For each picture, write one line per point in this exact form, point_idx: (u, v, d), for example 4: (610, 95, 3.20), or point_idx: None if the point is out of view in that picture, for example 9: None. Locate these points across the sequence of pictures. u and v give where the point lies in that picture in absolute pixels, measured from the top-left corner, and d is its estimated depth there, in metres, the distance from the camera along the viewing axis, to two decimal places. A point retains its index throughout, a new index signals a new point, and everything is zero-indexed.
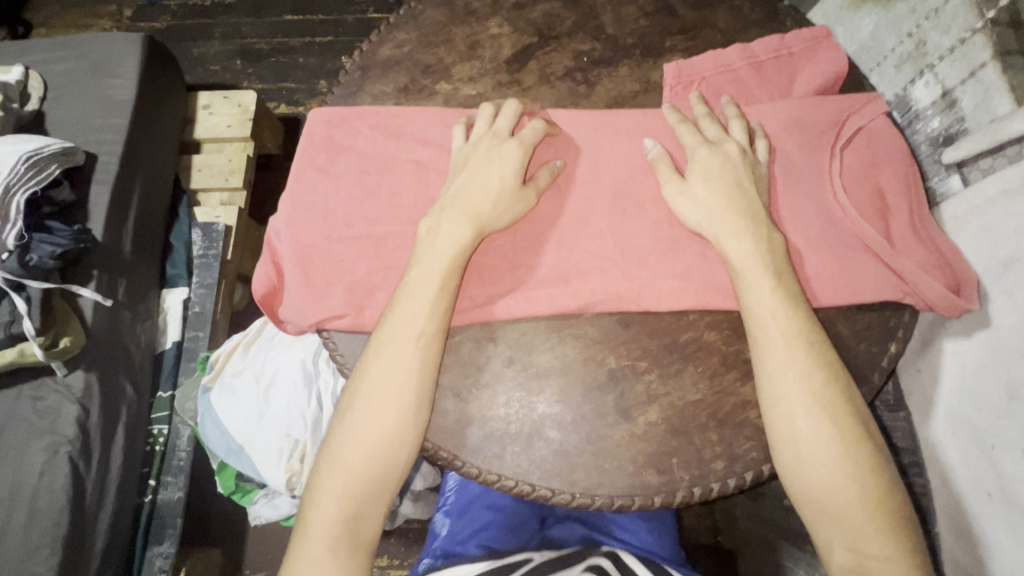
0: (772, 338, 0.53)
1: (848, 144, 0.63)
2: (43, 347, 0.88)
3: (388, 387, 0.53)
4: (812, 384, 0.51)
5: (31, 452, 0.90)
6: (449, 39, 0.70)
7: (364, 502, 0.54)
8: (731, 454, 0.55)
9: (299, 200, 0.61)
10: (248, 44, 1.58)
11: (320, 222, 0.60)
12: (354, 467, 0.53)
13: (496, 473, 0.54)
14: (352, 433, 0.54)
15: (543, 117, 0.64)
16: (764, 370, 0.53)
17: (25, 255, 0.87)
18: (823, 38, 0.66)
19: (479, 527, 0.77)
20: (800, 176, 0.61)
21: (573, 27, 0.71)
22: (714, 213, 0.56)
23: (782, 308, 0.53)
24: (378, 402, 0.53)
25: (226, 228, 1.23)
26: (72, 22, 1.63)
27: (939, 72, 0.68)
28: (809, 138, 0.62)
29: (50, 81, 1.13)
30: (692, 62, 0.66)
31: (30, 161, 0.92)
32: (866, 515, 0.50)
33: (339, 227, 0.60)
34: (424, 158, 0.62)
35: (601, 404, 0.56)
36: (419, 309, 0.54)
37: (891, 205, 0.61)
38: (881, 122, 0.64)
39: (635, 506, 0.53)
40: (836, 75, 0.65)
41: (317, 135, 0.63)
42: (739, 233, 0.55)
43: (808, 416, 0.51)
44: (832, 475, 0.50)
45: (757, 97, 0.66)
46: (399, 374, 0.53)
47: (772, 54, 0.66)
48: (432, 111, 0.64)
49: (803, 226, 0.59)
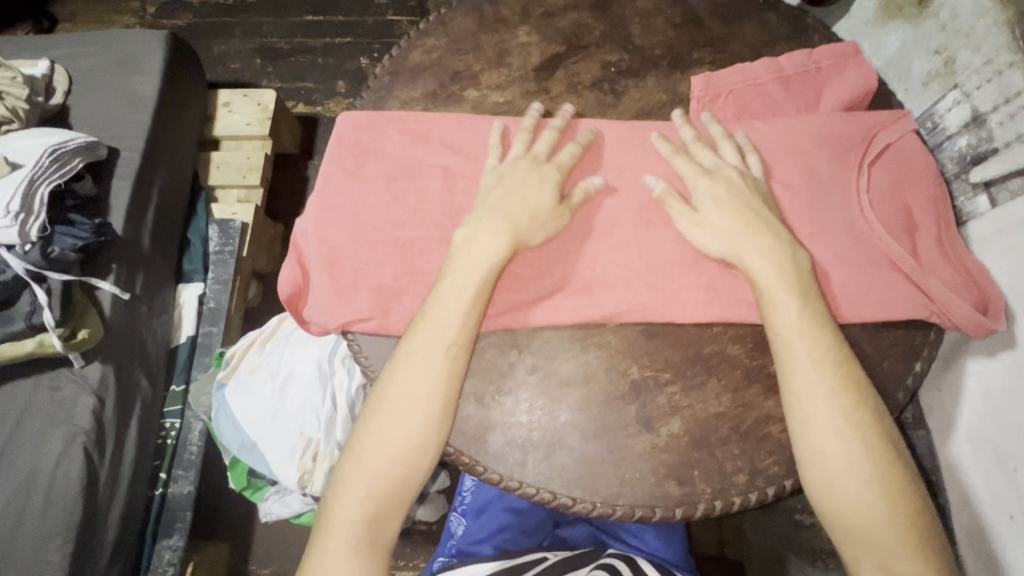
0: (796, 353, 0.53)
1: (876, 161, 0.63)
2: (62, 339, 0.90)
3: (417, 393, 0.53)
4: (840, 402, 0.51)
5: (48, 442, 0.91)
6: (478, 47, 0.70)
7: (386, 506, 0.54)
8: (752, 468, 0.55)
9: (326, 203, 0.61)
10: (269, 43, 1.59)
11: (347, 225, 0.60)
12: (376, 472, 0.54)
13: (517, 480, 0.54)
14: (375, 434, 0.54)
15: (570, 126, 0.64)
16: (793, 387, 0.52)
17: (47, 247, 0.89)
18: (852, 53, 0.66)
19: (493, 529, 0.77)
20: (827, 192, 0.61)
21: (600, 37, 0.71)
22: (743, 228, 0.56)
23: (809, 324, 0.53)
24: (403, 405, 0.53)
25: (243, 225, 1.24)
26: (96, 18, 1.65)
27: (969, 90, 0.68)
28: (837, 154, 0.62)
29: (76, 76, 1.15)
30: (720, 75, 0.66)
31: (54, 154, 0.93)
32: (896, 535, 0.49)
33: (366, 231, 0.60)
34: (450, 165, 0.63)
35: (623, 414, 0.56)
36: (451, 317, 0.54)
37: (919, 223, 0.61)
38: (909, 139, 0.64)
39: (655, 517, 0.53)
40: (864, 91, 0.65)
41: (345, 138, 0.64)
42: (766, 249, 0.55)
43: (837, 435, 0.51)
44: (864, 494, 0.50)
45: (784, 111, 0.66)
46: (426, 384, 0.53)
47: (800, 69, 0.66)
48: (460, 118, 0.64)
49: (831, 242, 0.59)
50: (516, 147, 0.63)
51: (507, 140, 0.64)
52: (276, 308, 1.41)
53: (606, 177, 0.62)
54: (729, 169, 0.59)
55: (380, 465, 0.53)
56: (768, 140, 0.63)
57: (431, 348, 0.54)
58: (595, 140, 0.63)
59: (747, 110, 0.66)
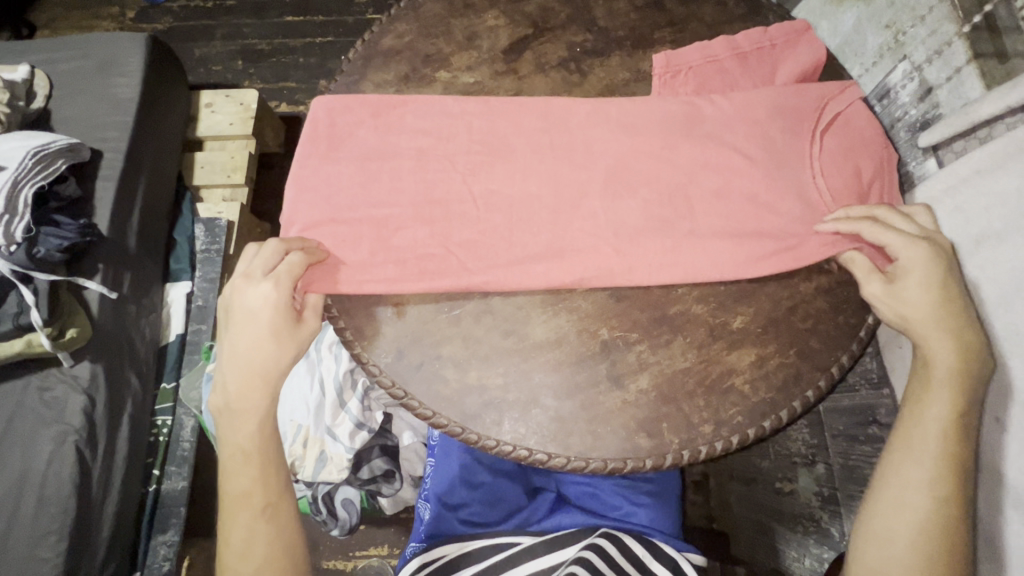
0: (940, 397, 0.56)
1: (828, 129, 0.66)
2: (50, 338, 0.91)
3: (247, 446, 0.60)
4: (938, 456, 0.55)
5: (39, 441, 0.92)
6: (448, 31, 0.73)
7: (273, 523, 0.60)
8: (718, 419, 0.58)
9: (304, 185, 0.64)
10: (250, 44, 1.61)
11: (324, 205, 0.63)
12: (248, 507, 0.60)
13: (494, 439, 0.57)
14: (231, 458, 0.60)
15: (539, 104, 0.67)
16: (916, 414, 0.57)
17: (33, 247, 0.90)
18: (803, 31, 0.69)
19: (462, 504, 0.80)
20: (782, 160, 0.64)
21: (566, 20, 0.74)
22: (927, 308, 0.57)
23: (956, 400, 0.55)
24: (240, 458, 0.60)
25: (228, 223, 1.26)
26: (75, 24, 1.66)
27: (916, 61, 0.72)
28: (791, 123, 0.66)
29: (56, 80, 1.16)
30: (680, 52, 0.69)
31: (37, 156, 0.94)
32: (923, 548, 0.55)
33: (342, 209, 0.62)
34: (424, 145, 0.65)
35: (594, 372, 0.59)
36: (239, 427, 0.59)
37: (869, 186, 0.64)
38: (859, 107, 0.67)
39: (627, 469, 0.56)
40: (814, 65, 0.68)
41: (320, 122, 0.66)
42: (943, 330, 0.56)
43: (926, 491, 0.55)
44: (915, 503, 0.55)
45: (741, 86, 0.69)
46: (246, 433, 0.59)
47: (755, 46, 0.69)
48: (433, 100, 0.67)
49: (785, 208, 0.63)
50: (487, 126, 0.66)
51: (478, 125, 0.66)
52: None
53: (574, 151, 0.65)
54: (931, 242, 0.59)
55: (247, 499, 0.60)
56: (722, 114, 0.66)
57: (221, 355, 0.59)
58: (562, 117, 0.66)
59: (706, 85, 0.69)
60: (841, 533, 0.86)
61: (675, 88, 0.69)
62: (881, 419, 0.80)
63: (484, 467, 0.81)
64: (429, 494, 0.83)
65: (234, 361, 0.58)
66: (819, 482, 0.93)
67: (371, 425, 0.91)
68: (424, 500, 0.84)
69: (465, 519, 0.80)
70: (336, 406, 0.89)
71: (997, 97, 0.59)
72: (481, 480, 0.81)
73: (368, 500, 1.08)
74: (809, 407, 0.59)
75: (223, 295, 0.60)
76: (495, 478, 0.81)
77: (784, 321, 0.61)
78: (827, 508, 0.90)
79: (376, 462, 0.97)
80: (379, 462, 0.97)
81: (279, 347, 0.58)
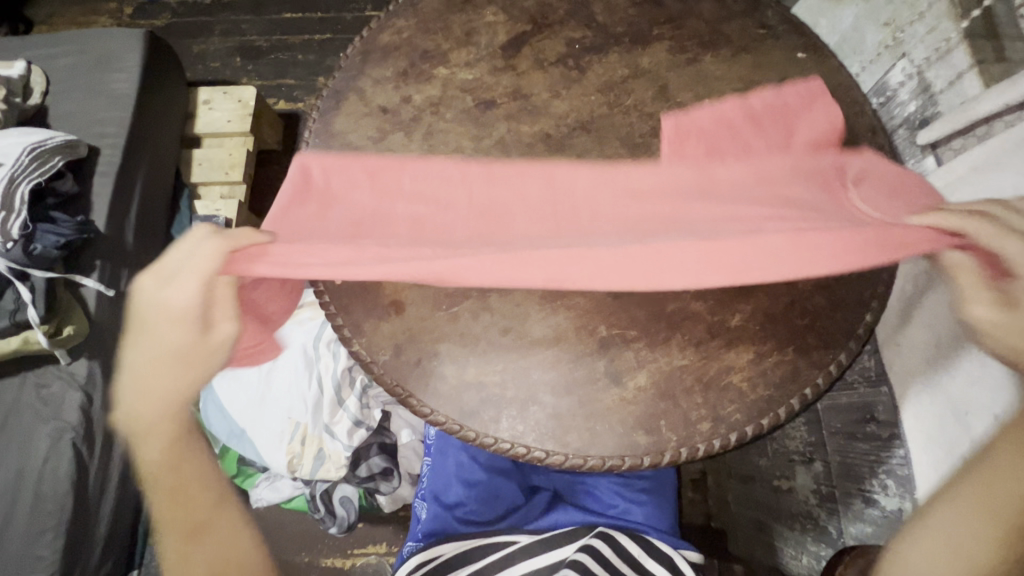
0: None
1: (857, 181, 0.61)
2: (48, 335, 0.90)
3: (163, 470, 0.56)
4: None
5: (35, 438, 0.92)
6: (446, 27, 0.73)
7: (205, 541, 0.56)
8: (716, 416, 0.57)
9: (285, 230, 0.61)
10: (248, 40, 1.60)
11: (304, 250, 0.58)
12: (178, 529, 0.56)
13: (492, 436, 0.57)
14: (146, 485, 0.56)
15: (538, 171, 0.65)
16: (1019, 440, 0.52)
17: (30, 244, 0.90)
18: (819, 95, 0.66)
19: (457, 502, 0.81)
20: (816, 207, 0.58)
21: (565, 16, 0.74)
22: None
23: None
24: (162, 481, 0.56)
25: (225, 220, 1.25)
26: (73, 20, 1.65)
27: (915, 58, 0.72)
28: (814, 177, 0.61)
29: (53, 76, 1.15)
30: (690, 119, 0.66)
31: (34, 153, 0.94)
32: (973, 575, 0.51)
33: (326, 251, 0.57)
34: (419, 214, 0.63)
35: (593, 369, 0.59)
36: (151, 451, 0.56)
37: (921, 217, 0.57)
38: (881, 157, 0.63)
39: (625, 466, 0.56)
40: (834, 128, 0.64)
41: (311, 177, 0.64)
42: None
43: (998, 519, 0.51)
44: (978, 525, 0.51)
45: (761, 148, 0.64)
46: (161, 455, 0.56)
47: (770, 108, 0.66)
48: (430, 166, 0.65)
49: (818, 222, 0.55)
50: (485, 194, 0.63)
51: (475, 163, 0.65)
52: None
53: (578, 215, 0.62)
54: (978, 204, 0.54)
55: (174, 521, 0.56)
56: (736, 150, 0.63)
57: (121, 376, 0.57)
58: (564, 183, 0.64)
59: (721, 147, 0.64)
60: (839, 532, 0.87)
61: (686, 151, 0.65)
62: (879, 416, 0.80)
63: (479, 464, 0.82)
64: (426, 492, 0.84)
65: (136, 379, 0.56)
66: (818, 479, 0.92)
67: (369, 424, 0.92)
68: (421, 498, 0.85)
69: (461, 518, 0.80)
70: (334, 403, 0.89)
71: (995, 95, 0.58)
72: (476, 478, 0.82)
73: (367, 498, 1.08)
74: (809, 403, 0.59)
75: (129, 291, 0.59)
76: (490, 475, 0.82)
77: (782, 317, 0.61)
78: (825, 506, 0.90)
79: (375, 460, 0.97)
80: (377, 460, 0.97)
81: (187, 360, 0.56)
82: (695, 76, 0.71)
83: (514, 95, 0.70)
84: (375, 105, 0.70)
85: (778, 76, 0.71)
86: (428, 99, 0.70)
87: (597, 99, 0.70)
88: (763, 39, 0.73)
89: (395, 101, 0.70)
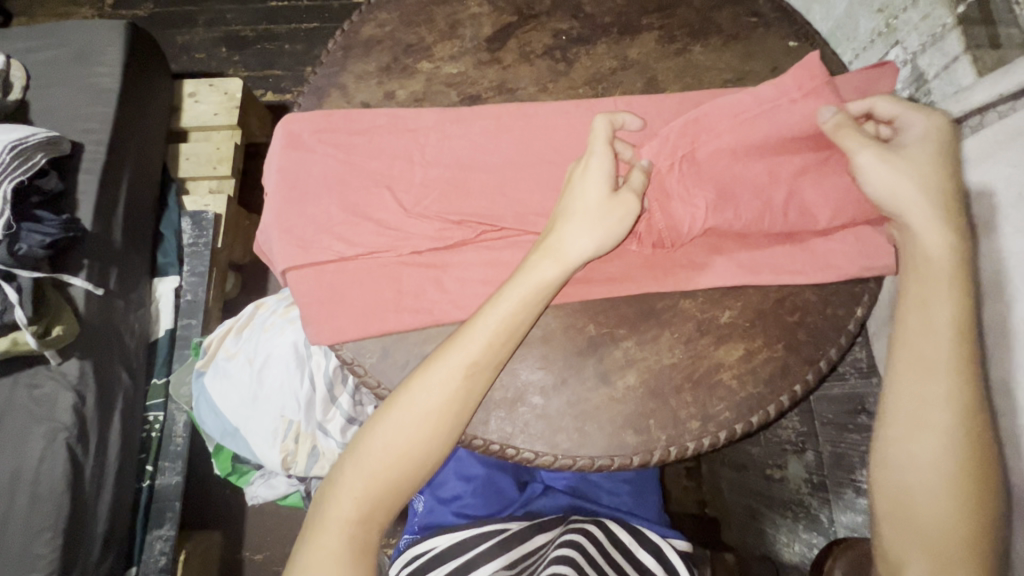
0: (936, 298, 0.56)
1: None
2: (37, 336, 0.88)
3: (404, 432, 0.58)
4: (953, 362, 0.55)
5: (28, 439, 0.90)
6: (430, 19, 0.71)
7: (377, 516, 0.59)
8: (705, 415, 0.59)
9: (279, 226, 0.62)
10: (233, 31, 1.57)
11: (292, 236, 0.61)
12: (351, 501, 0.58)
13: (481, 437, 0.58)
14: (383, 439, 0.58)
15: (478, 167, 0.63)
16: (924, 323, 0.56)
17: (14, 246, 0.88)
18: None
19: (451, 497, 0.80)
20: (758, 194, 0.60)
21: (551, 6, 0.72)
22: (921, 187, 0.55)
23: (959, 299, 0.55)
24: (399, 431, 0.58)
25: (215, 216, 1.23)
26: (53, 11, 1.61)
27: (907, 45, 0.71)
28: None
29: (33, 70, 1.12)
30: (649, 102, 0.65)
31: (15, 150, 0.91)
32: (947, 462, 0.54)
33: (310, 236, 0.61)
34: (378, 171, 0.63)
35: (582, 370, 0.60)
36: (411, 414, 0.57)
37: None
38: (842, 79, 0.63)
39: (615, 465, 0.58)
40: None
41: (273, 230, 0.62)
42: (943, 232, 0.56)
43: (947, 404, 0.55)
44: (935, 416, 0.55)
45: (727, 100, 0.64)
46: (414, 430, 0.57)
47: None
48: (391, 126, 0.65)
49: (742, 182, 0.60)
50: (448, 155, 0.63)
51: (452, 117, 0.65)
52: (254, 298, 1.42)
53: (535, 216, 0.62)
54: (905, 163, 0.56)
55: (358, 501, 0.59)
56: None
57: (443, 358, 0.56)
58: (506, 158, 0.63)
59: (691, 106, 0.64)
60: (830, 520, 0.87)
61: (649, 103, 0.64)
62: (870, 409, 0.81)
63: (476, 459, 0.82)
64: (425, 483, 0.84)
65: (450, 358, 0.56)
66: (810, 468, 0.92)
67: (362, 420, 0.92)
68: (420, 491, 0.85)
69: (456, 511, 0.79)
70: (327, 401, 0.90)
71: (990, 84, 0.59)
72: (473, 472, 0.81)
73: None
74: (796, 400, 0.60)
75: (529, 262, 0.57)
76: (487, 470, 0.82)
77: (773, 314, 0.61)
78: (817, 495, 0.90)
79: None
80: None
81: (483, 358, 0.56)
82: (684, 67, 0.70)
83: (499, 89, 0.68)
84: (358, 101, 0.68)
85: (769, 64, 0.70)
86: (411, 94, 0.68)
87: (584, 92, 0.69)
88: (755, 27, 0.71)
89: (378, 97, 0.68)
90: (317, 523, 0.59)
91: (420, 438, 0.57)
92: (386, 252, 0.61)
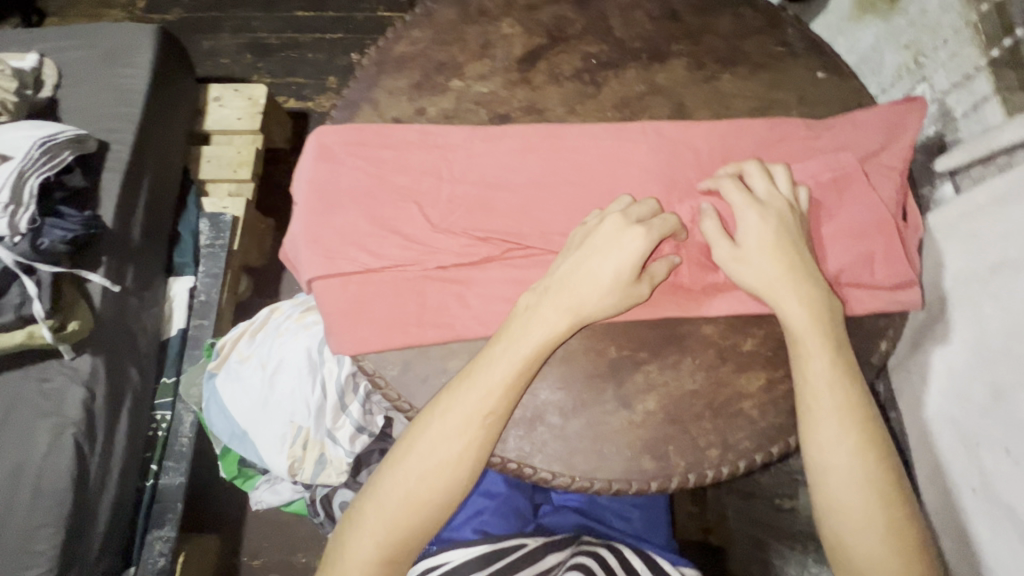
0: (813, 368, 0.56)
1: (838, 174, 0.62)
2: (53, 330, 0.89)
3: (424, 469, 0.57)
4: (861, 436, 0.55)
5: (36, 433, 0.90)
6: (462, 39, 0.72)
7: (401, 550, 0.58)
8: (725, 444, 0.58)
9: (306, 237, 0.62)
10: (260, 38, 1.60)
11: (319, 246, 0.62)
12: (370, 538, 0.58)
13: (498, 455, 0.58)
14: (401, 474, 0.58)
15: (505, 185, 0.64)
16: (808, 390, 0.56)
17: (37, 239, 0.89)
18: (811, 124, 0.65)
19: (470, 514, 0.78)
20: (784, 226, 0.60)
21: (581, 30, 0.73)
22: (776, 266, 0.58)
23: (834, 364, 0.56)
24: (417, 469, 0.57)
25: (233, 219, 1.24)
26: (86, 12, 1.65)
27: (934, 82, 0.71)
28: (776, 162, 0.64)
29: (65, 69, 1.15)
30: (674, 129, 0.65)
31: (44, 147, 0.93)
32: (886, 540, 0.53)
33: (337, 248, 0.62)
34: (405, 187, 0.64)
35: (601, 392, 0.60)
36: (433, 444, 0.57)
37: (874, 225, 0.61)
38: (868, 114, 0.64)
39: (632, 490, 0.57)
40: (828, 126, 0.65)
41: (300, 239, 0.63)
42: (796, 303, 0.57)
43: (866, 482, 0.54)
44: (856, 493, 0.54)
45: (751, 131, 0.65)
46: (436, 462, 0.57)
47: (778, 135, 0.65)
48: (419, 142, 0.66)
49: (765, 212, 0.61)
50: (475, 173, 0.64)
51: (481, 136, 0.66)
52: (266, 301, 1.42)
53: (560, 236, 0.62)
54: (767, 232, 0.58)
55: (376, 536, 0.58)
56: (737, 143, 0.64)
57: (450, 404, 0.56)
58: (533, 177, 0.64)
59: (715, 134, 0.65)
60: None
61: (676, 130, 0.65)
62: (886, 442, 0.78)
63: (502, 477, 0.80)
64: None
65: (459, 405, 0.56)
66: None
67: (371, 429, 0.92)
68: None
69: (477, 528, 0.76)
70: (337, 409, 0.89)
71: (1019, 124, 0.58)
72: (497, 489, 0.80)
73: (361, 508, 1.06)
74: None
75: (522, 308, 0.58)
76: (510, 488, 0.80)
77: None
78: None
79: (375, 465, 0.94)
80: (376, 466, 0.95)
81: (499, 401, 0.56)
82: (712, 94, 0.70)
83: (528, 109, 0.69)
84: (387, 116, 0.69)
85: (796, 95, 0.71)
86: (441, 111, 0.69)
87: (612, 116, 0.69)
88: (781, 57, 0.72)
89: (409, 113, 0.69)
90: (337, 558, 0.59)
91: (442, 468, 0.57)
92: (409, 269, 0.62)
